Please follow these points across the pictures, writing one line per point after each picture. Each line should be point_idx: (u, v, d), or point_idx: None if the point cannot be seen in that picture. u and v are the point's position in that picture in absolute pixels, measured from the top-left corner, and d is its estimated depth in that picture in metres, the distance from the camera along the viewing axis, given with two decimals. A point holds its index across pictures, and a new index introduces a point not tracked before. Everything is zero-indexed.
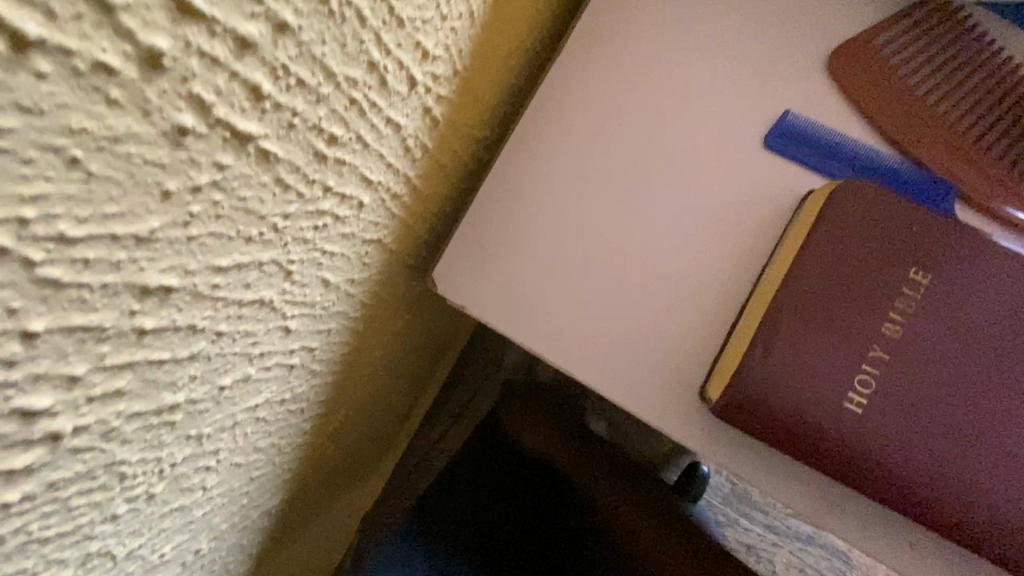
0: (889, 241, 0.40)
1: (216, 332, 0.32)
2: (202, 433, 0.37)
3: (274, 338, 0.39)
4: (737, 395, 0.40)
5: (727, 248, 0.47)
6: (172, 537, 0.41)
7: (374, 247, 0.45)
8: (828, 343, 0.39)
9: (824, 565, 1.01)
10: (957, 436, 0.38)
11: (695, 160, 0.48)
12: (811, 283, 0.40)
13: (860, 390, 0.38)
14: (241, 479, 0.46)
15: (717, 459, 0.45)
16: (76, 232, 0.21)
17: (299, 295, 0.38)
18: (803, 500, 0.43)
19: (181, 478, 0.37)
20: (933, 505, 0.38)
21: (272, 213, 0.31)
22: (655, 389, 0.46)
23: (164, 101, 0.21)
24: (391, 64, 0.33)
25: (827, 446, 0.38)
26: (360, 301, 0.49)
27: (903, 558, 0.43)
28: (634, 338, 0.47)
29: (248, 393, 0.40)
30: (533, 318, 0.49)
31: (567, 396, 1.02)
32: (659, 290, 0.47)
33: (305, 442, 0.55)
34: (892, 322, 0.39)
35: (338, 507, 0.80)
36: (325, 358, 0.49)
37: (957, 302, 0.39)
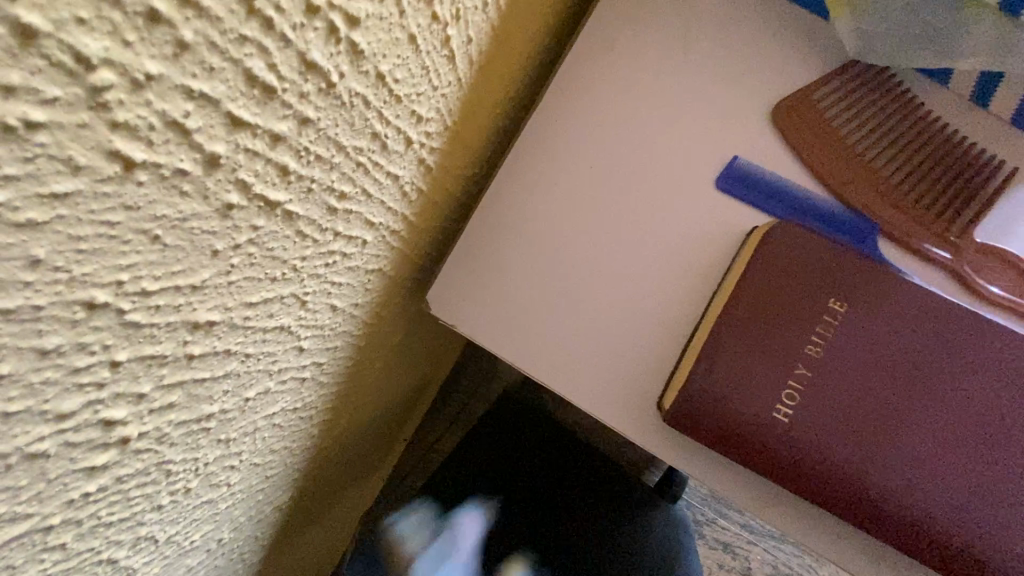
0: (815, 274, 0.47)
1: (245, 353, 0.39)
2: (230, 436, 0.43)
3: (290, 356, 0.45)
4: (684, 405, 0.47)
5: (682, 275, 0.54)
6: (201, 526, 0.48)
7: (376, 274, 0.52)
8: (760, 361, 0.46)
9: (796, 562, 1.07)
10: (867, 440, 0.44)
11: (656, 199, 0.55)
12: (747, 309, 0.47)
13: (787, 401, 0.45)
14: (257, 477, 0.53)
15: (673, 459, 0.52)
16: (153, 286, 0.28)
17: (312, 319, 0.45)
18: (747, 496, 0.50)
19: (211, 475, 0.44)
20: (850, 500, 0.45)
21: (292, 257, 0.38)
22: (620, 399, 0.53)
23: (218, 186, 0.28)
24: (391, 131, 0.40)
25: (759, 448, 0.45)
26: (363, 320, 0.56)
27: (834, 547, 0.49)
28: (602, 353, 0.54)
29: (267, 402, 0.46)
30: (515, 334, 0.56)
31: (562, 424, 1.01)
32: (624, 312, 0.54)
33: (313, 444, 0.62)
34: (814, 343, 0.46)
35: (340, 506, 0.87)
36: (332, 370, 0.56)
37: (872, 326, 0.46)
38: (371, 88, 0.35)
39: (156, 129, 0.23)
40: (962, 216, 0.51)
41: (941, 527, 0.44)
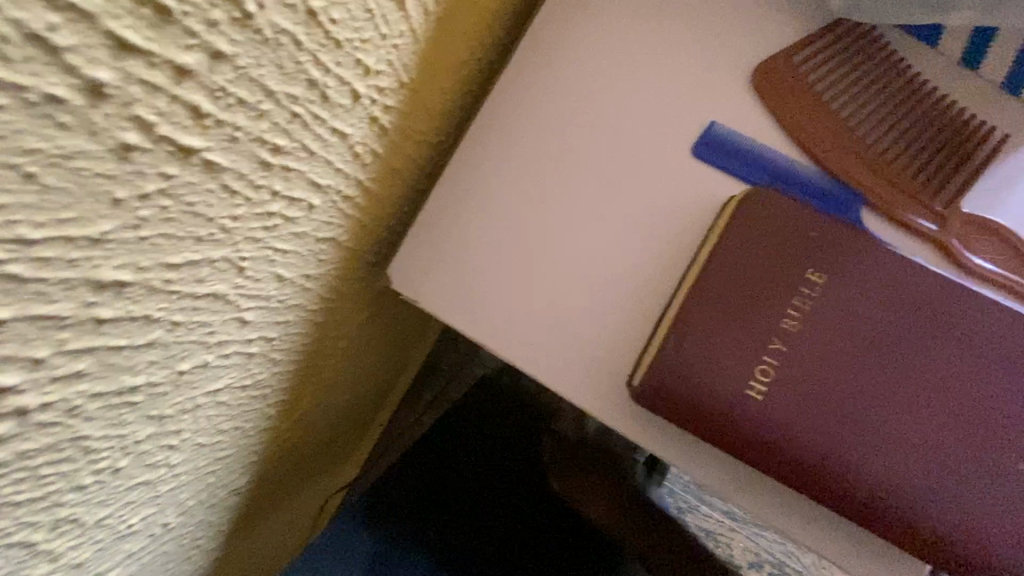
0: (793, 242, 0.44)
1: (171, 321, 0.36)
2: (164, 413, 0.40)
3: (230, 328, 0.42)
4: (653, 382, 0.44)
5: (655, 247, 0.51)
6: (139, 509, 0.45)
7: (329, 244, 0.49)
8: (733, 335, 0.43)
9: (779, 550, 1.05)
10: (843, 419, 0.42)
11: (629, 166, 0.52)
12: (720, 280, 0.44)
13: (761, 377, 0.42)
14: (205, 459, 0.50)
15: (643, 440, 0.49)
16: (35, 235, 0.25)
17: (253, 289, 0.42)
18: (720, 480, 0.48)
19: (144, 454, 0.41)
20: (825, 483, 0.42)
21: (220, 215, 0.34)
22: (588, 377, 0.50)
23: (110, 122, 0.25)
24: (331, 81, 0.37)
25: (730, 427, 0.43)
26: (319, 294, 0.53)
27: (809, 531, 0.47)
28: (570, 329, 0.51)
29: (208, 378, 0.43)
30: (479, 310, 0.53)
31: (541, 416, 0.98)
32: (593, 286, 0.51)
33: (270, 426, 0.59)
34: (791, 316, 0.43)
35: (309, 491, 0.84)
36: (286, 347, 0.53)
37: (852, 297, 0.43)
38: (301, 27, 0.32)
39: (12, 43, 0.20)
40: (949, 185, 0.49)
41: (922, 510, 0.41)
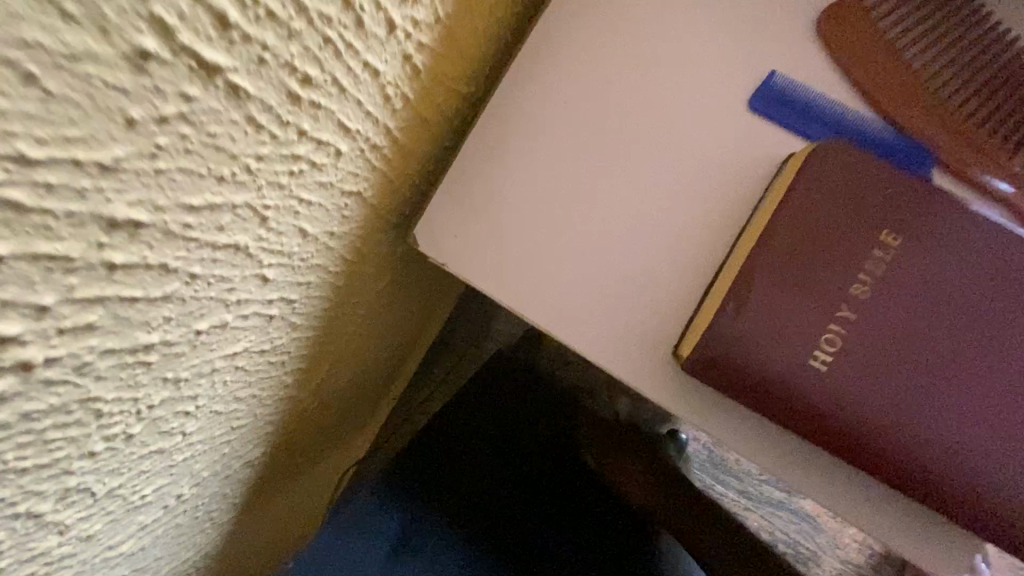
0: (863, 202, 0.41)
1: (190, 273, 0.32)
2: (180, 376, 0.37)
3: (250, 286, 0.39)
4: (707, 350, 0.41)
5: (705, 208, 0.47)
6: (152, 480, 0.42)
7: (354, 199, 0.45)
8: (798, 300, 0.40)
9: (794, 529, 1.02)
10: (914, 392, 0.39)
11: (678, 120, 0.48)
12: (784, 242, 0.41)
13: (827, 346, 0.39)
14: (221, 428, 0.47)
15: (687, 415, 0.46)
16: (36, 154, 0.21)
17: (276, 243, 0.38)
18: (769, 456, 0.45)
19: (159, 421, 0.38)
20: (891, 460, 0.39)
21: (244, 153, 0.31)
22: (630, 347, 0.47)
23: (124, 21, 0.21)
24: (367, 6, 0.33)
25: (792, 400, 0.40)
26: (341, 254, 0.49)
27: (864, 513, 0.44)
28: (612, 295, 0.47)
29: (227, 341, 0.40)
30: (514, 275, 0.49)
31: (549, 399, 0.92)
32: (638, 250, 0.47)
33: (286, 395, 0.56)
34: (861, 282, 0.39)
35: (321, 467, 0.82)
36: (306, 311, 0.49)
37: (928, 260, 0.40)
38: None
39: None
40: None
41: (1000, 489, 0.39)
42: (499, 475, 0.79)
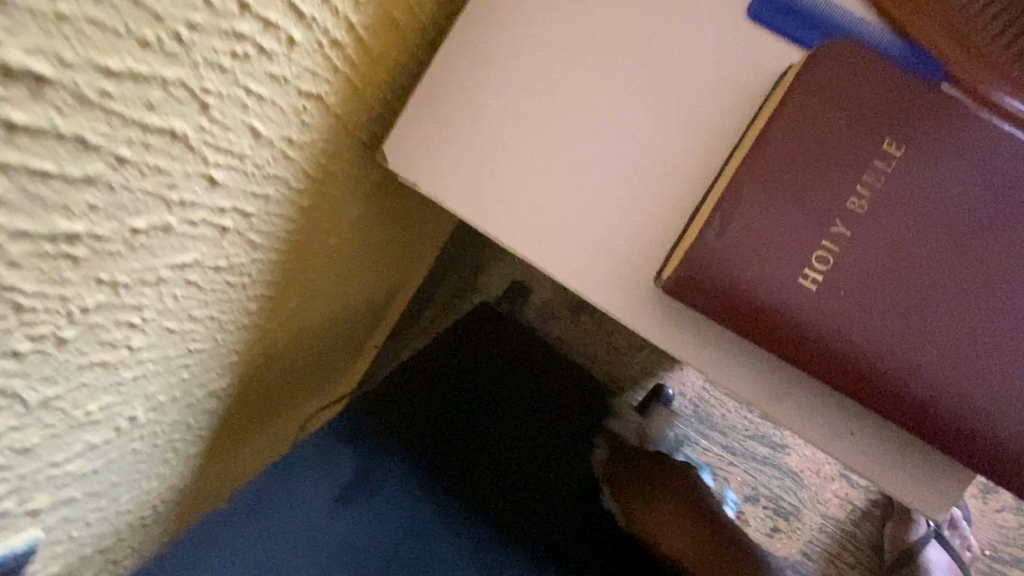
0: (869, 109, 0.37)
1: (117, 156, 0.29)
2: (117, 280, 0.34)
3: (196, 187, 0.36)
4: (688, 272, 0.38)
5: (695, 124, 0.44)
6: (97, 396, 0.39)
7: (315, 104, 0.42)
8: (788, 218, 0.37)
9: (776, 484, 1.01)
10: (908, 316, 0.36)
11: (668, 28, 0.44)
12: (779, 154, 0.37)
13: (817, 266, 0.37)
14: (176, 349, 0.45)
15: (668, 347, 0.43)
16: None
17: (222, 140, 0.35)
18: (750, 388, 0.43)
19: (98, 329, 0.35)
20: (878, 388, 0.37)
21: (171, 16, 0.27)
22: (610, 273, 0.44)
23: None
24: None
25: (774, 324, 0.37)
26: (304, 170, 0.46)
27: (851, 450, 0.42)
28: (591, 218, 0.45)
29: (171, 248, 0.37)
30: (490, 197, 0.46)
31: (534, 367, 0.74)
32: (621, 170, 0.44)
33: (251, 324, 0.53)
34: (858, 197, 0.37)
35: (294, 410, 0.80)
36: (266, 230, 0.46)
37: (934, 174, 0.36)
38: None
39: None
40: None
41: (999, 421, 0.36)
42: (469, 442, 0.64)
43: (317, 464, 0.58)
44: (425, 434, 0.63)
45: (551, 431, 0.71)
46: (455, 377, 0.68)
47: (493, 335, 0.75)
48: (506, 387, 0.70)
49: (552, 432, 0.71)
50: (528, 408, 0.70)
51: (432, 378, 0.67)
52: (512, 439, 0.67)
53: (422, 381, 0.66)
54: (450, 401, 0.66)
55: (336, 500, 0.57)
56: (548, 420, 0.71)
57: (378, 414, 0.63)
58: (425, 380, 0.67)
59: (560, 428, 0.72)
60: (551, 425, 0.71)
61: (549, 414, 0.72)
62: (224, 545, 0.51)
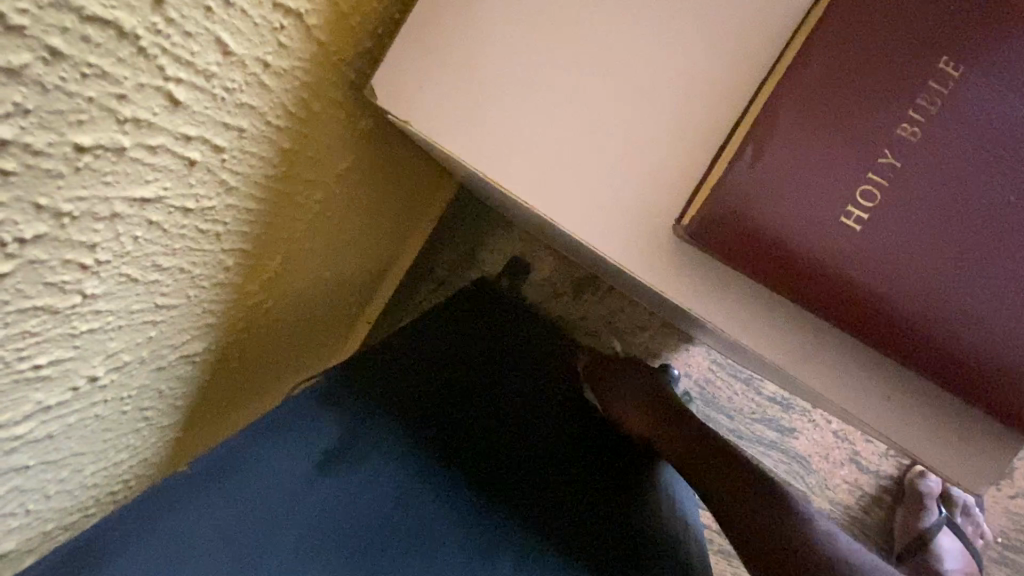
0: (924, 21, 0.32)
1: (49, 47, 0.24)
2: (61, 209, 0.30)
3: (154, 105, 0.31)
4: (714, 211, 0.34)
5: (719, 53, 0.39)
6: (47, 349, 0.35)
7: (293, 24, 0.37)
8: (829, 148, 0.33)
9: (783, 470, 0.97)
10: (965, 257, 0.32)
11: None
12: (819, 76, 0.33)
13: (862, 202, 0.32)
14: (139, 302, 0.40)
15: (687, 302, 0.39)
16: None
17: (182, 49, 0.30)
18: (778, 347, 0.39)
19: (41, 267, 0.31)
20: (926, 340, 0.33)
21: None
22: (623, 221, 0.40)
23: None
24: None
25: (810, 268, 0.33)
26: (283, 104, 0.41)
27: (888, 414, 0.38)
28: (602, 159, 0.40)
29: (127, 177, 0.32)
30: (490, 137, 0.42)
31: (523, 352, 0.73)
32: (636, 104, 0.40)
33: (228, 282, 0.49)
34: (909, 124, 0.32)
35: (280, 386, 0.75)
36: (242, 172, 0.41)
37: (997, 95, 0.32)
38: None
39: None
40: None
41: None
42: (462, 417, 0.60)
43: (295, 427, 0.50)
44: (417, 406, 0.58)
45: (539, 406, 0.67)
46: (444, 354, 0.64)
47: (472, 315, 0.73)
48: (489, 361, 0.67)
49: (540, 408, 0.67)
50: (513, 382, 0.67)
51: (423, 351, 0.63)
52: (500, 410, 0.63)
53: (411, 354, 0.62)
54: (442, 375, 0.62)
55: (316, 464, 0.49)
56: (541, 401, 0.68)
57: (366, 383, 0.57)
58: (416, 351, 0.63)
59: (547, 404, 0.69)
60: (538, 401, 0.68)
61: (534, 391, 0.69)
62: (186, 506, 0.42)
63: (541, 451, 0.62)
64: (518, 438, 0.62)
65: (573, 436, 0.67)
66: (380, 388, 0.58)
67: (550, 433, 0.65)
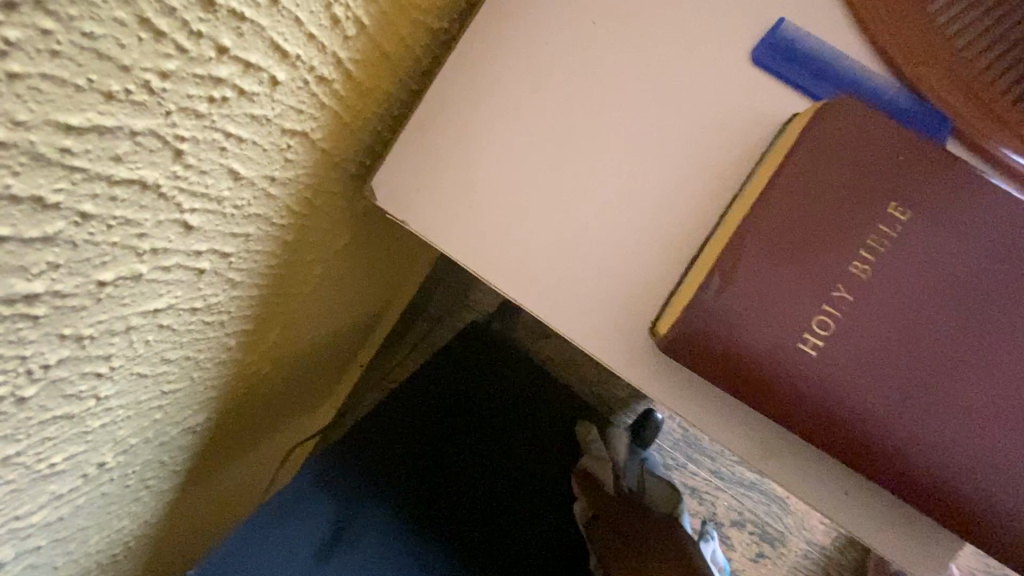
0: (872, 171, 0.36)
1: (80, 212, 0.27)
2: (82, 333, 0.32)
3: (169, 234, 0.33)
4: (686, 329, 0.37)
5: (695, 171, 0.42)
6: (62, 447, 0.37)
7: (300, 141, 0.40)
8: (789, 281, 0.36)
9: (763, 510, 1.01)
10: (910, 384, 0.35)
11: (667, 70, 0.43)
12: (780, 213, 0.36)
13: (818, 330, 0.36)
14: (148, 392, 0.42)
15: (662, 399, 0.42)
16: None
17: (197, 185, 0.33)
18: (745, 446, 0.41)
19: (62, 383, 0.33)
20: (876, 457, 0.36)
21: (141, 66, 0.25)
22: (604, 322, 0.43)
23: None
24: None
25: (773, 387, 0.36)
26: (287, 206, 0.44)
27: (844, 510, 0.41)
28: (586, 266, 0.43)
29: (143, 295, 0.35)
30: (483, 239, 0.44)
31: (523, 393, 0.79)
32: (618, 216, 0.43)
33: (230, 358, 0.51)
34: (861, 260, 0.36)
35: (275, 436, 0.78)
36: (246, 268, 0.44)
37: (935, 239, 0.36)
38: None
39: None
40: None
41: (999, 496, 0.35)
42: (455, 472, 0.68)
43: (307, 501, 0.60)
44: (415, 464, 0.66)
45: (537, 465, 0.74)
46: (442, 408, 0.71)
47: (480, 367, 0.77)
48: (483, 428, 0.72)
49: (526, 474, 0.72)
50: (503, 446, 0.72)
51: (420, 409, 0.70)
52: (491, 476, 0.69)
53: (411, 412, 0.70)
54: (438, 431, 0.69)
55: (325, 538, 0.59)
56: (534, 443, 0.75)
57: (367, 448, 0.65)
58: (415, 409, 0.70)
59: (534, 470, 0.73)
60: (532, 461, 0.73)
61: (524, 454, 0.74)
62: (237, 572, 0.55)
63: (538, 512, 0.70)
64: (512, 501, 0.69)
65: (555, 499, 0.72)
66: (383, 450, 0.66)
67: (548, 494, 0.72)
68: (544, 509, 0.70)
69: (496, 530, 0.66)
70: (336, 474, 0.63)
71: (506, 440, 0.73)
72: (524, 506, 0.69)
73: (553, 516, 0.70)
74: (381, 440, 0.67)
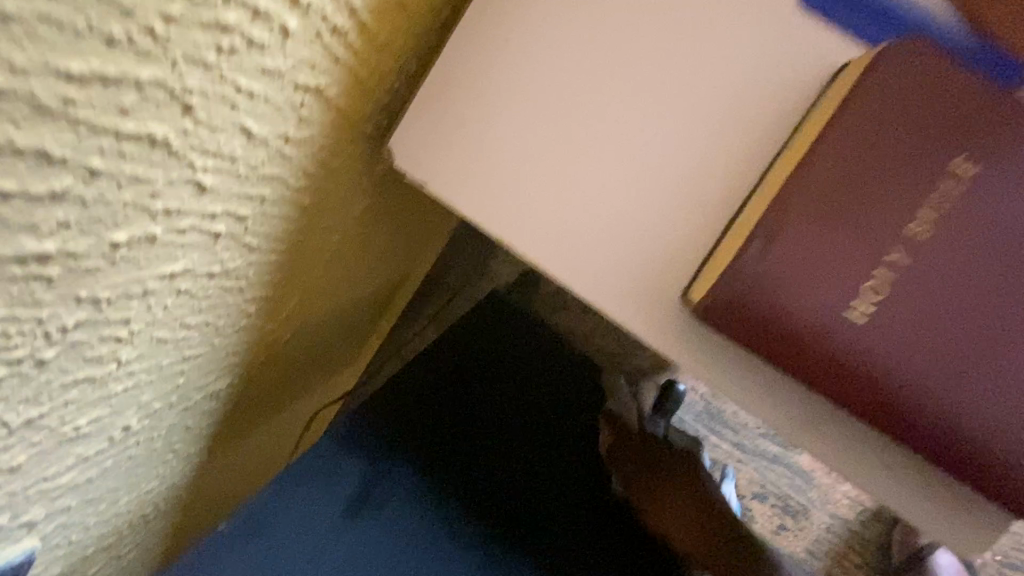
0: (935, 122, 0.33)
1: (89, 168, 0.26)
2: (99, 296, 0.32)
3: (183, 194, 0.32)
4: (724, 295, 0.35)
5: (735, 126, 0.39)
6: (87, 410, 0.37)
7: (314, 97, 0.38)
8: (838, 243, 0.33)
9: (786, 483, 0.99)
10: (966, 356, 0.33)
11: (707, 15, 0.39)
12: (830, 169, 0.34)
13: (868, 297, 0.33)
14: (169, 357, 0.42)
15: (693, 368, 0.40)
16: None
17: (210, 142, 0.31)
18: (781, 418, 0.40)
19: (82, 346, 0.33)
20: (925, 431, 0.34)
21: (144, 8, 0.23)
22: (632, 288, 0.41)
23: None
24: None
25: (815, 357, 0.34)
26: (303, 167, 0.42)
27: (885, 485, 0.39)
28: (615, 229, 0.41)
29: (159, 258, 0.34)
30: (506, 202, 0.42)
31: (547, 360, 0.77)
32: (650, 176, 0.40)
33: (250, 325, 0.51)
34: (919, 221, 0.33)
35: (297, 402, 0.78)
36: (263, 232, 0.43)
37: (1003, 199, 0.32)
38: None
39: None
40: None
41: None
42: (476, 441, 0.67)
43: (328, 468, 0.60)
44: (436, 432, 0.66)
45: (561, 434, 0.72)
46: (462, 377, 0.70)
47: (501, 335, 0.75)
48: (506, 396, 0.71)
49: (551, 443, 0.71)
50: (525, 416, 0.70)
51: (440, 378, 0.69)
52: (514, 444, 0.68)
53: (432, 381, 0.69)
54: (459, 399, 0.69)
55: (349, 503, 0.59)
56: (557, 412, 0.74)
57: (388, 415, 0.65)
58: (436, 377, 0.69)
59: (558, 439, 0.72)
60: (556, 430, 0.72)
61: (547, 425, 0.72)
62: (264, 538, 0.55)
63: (565, 481, 0.69)
64: (537, 469, 0.68)
65: (582, 469, 0.71)
66: (404, 418, 0.66)
67: (574, 462, 0.71)
68: (570, 477, 0.69)
69: (521, 498, 0.65)
70: (358, 440, 0.63)
71: (529, 408, 0.72)
72: (550, 474, 0.68)
73: (580, 483, 0.69)
74: (401, 409, 0.66)
